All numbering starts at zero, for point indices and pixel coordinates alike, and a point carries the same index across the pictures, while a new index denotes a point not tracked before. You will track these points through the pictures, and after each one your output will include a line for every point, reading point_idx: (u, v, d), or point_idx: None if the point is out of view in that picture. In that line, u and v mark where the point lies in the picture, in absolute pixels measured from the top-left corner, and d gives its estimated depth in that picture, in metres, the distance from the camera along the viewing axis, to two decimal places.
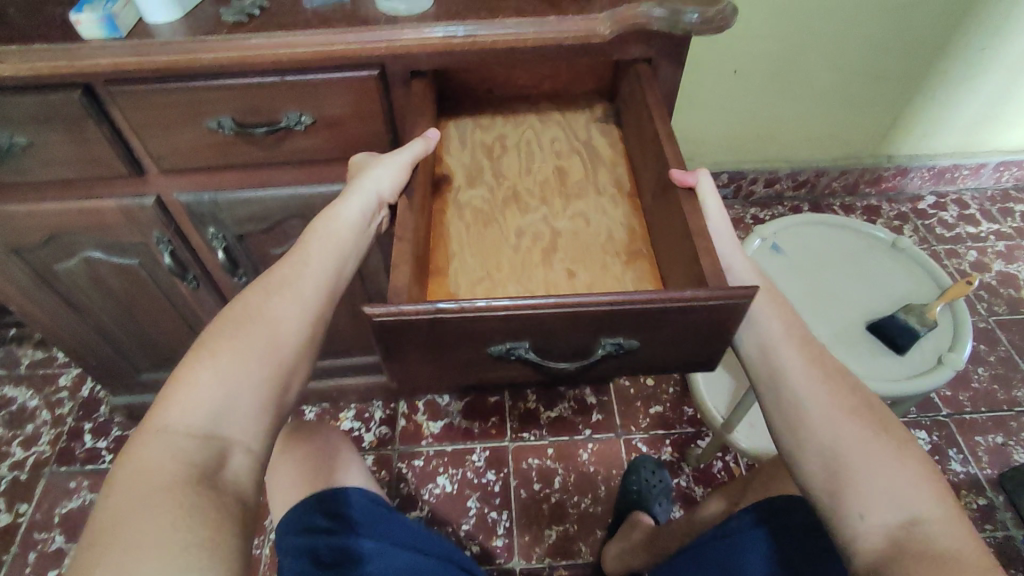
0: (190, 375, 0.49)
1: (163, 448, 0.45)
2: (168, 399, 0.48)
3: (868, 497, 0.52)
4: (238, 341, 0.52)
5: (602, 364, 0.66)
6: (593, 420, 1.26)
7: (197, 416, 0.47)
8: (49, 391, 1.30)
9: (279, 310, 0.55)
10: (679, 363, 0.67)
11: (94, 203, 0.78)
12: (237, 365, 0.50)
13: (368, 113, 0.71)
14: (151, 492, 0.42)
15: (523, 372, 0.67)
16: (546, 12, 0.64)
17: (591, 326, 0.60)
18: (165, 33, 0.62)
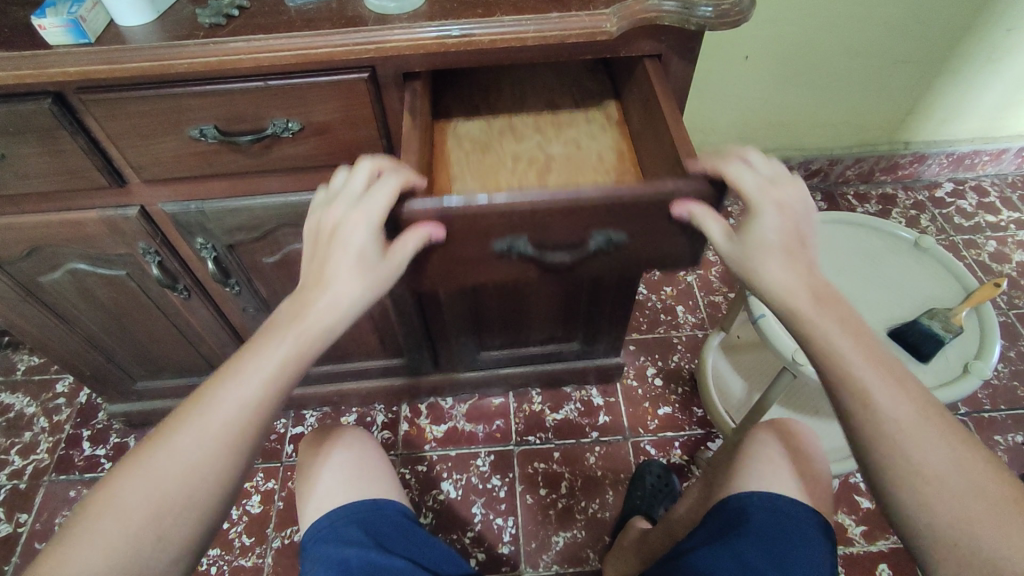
0: (137, 467, 0.43)
1: (100, 548, 0.40)
2: (112, 488, 0.42)
3: (905, 461, 0.44)
4: (194, 436, 0.44)
5: (595, 266, 0.62)
6: (600, 422, 1.23)
7: (140, 524, 0.42)
8: (45, 398, 1.28)
9: (243, 400, 0.45)
10: (676, 265, 0.62)
11: (75, 215, 0.74)
12: (167, 479, 0.43)
13: (358, 117, 0.66)
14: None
15: (520, 275, 0.62)
16: (547, 8, 0.59)
17: (587, 217, 0.55)
18: (138, 38, 0.58)
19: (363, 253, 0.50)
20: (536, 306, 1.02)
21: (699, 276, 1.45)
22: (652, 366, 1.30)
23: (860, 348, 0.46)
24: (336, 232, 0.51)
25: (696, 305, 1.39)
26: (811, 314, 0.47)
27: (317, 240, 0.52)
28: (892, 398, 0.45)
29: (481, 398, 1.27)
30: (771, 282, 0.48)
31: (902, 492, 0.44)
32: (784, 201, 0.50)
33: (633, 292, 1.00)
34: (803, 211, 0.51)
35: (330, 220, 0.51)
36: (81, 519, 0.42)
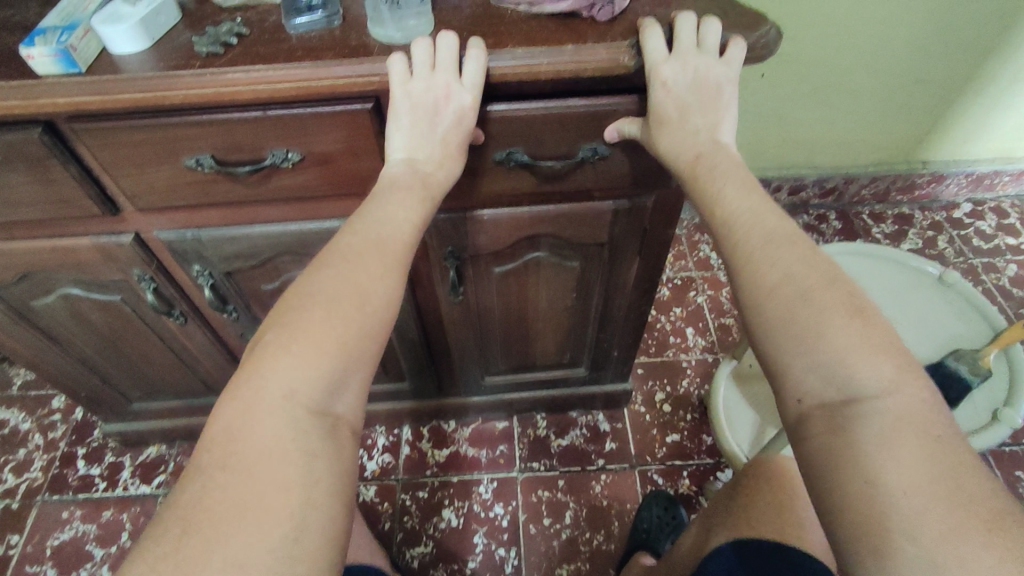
0: (290, 339, 0.45)
1: (277, 418, 0.43)
2: (272, 359, 0.44)
3: (819, 380, 0.41)
4: (337, 308, 0.46)
5: (580, 176, 0.69)
6: (606, 449, 1.19)
7: (311, 393, 0.44)
8: (41, 414, 1.26)
9: (375, 273, 0.49)
10: (650, 180, 0.70)
11: (69, 241, 0.72)
12: (296, 384, 0.44)
13: (360, 148, 0.63)
14: (272, 474, 0.41)
15: (519, 188, 0.70)
16: (562, 38, 0.55)
17: (573, 129, 0.62)
18: (131, 66, 0.55)
19: (458, 126, 0.56)
20: (543, 332, 0.99)
21: (709, 297, 1.41)
22: (660, 391, 1.26)
23: (780, 248, 0.46)
24: (431, 105, 0.54)
25: (706, 327, 1.36)
26: (699, 172, 0.53)
27: (406, 113, 0.55)
28: (813, 314, 0.43)
29: (485, 421, 1.24)
30: (663, 149, 0.55)
31: (794, 399, 0.43)
32: (671, 78, 0.53)
33: (643, 319, 0.97)
34: (700, 78, 0.53)
35: (421, 93, 0.54)
36: (247, 390, 0.44)
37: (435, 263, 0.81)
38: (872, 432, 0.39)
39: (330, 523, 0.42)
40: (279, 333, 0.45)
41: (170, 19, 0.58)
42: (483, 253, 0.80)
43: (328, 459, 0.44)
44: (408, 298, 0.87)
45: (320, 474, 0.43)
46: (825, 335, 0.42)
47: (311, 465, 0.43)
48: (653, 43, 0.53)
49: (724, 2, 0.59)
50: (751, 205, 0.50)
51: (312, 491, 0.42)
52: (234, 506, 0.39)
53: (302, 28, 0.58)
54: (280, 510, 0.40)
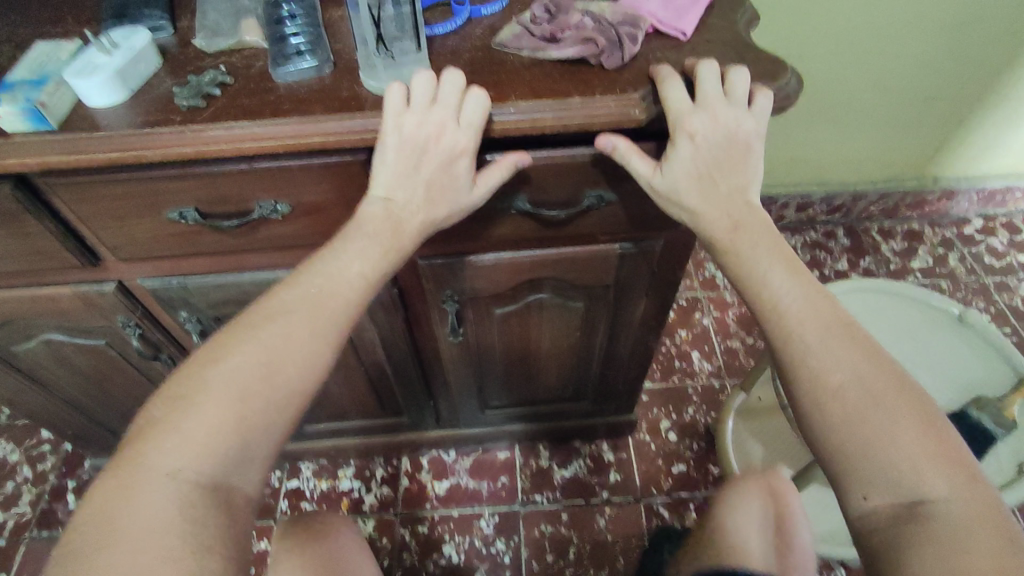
0: (190, 411, 0.43)
1: (165, 496, 0.40)
2: (167, 430, 0.42)
3: (883, 477, 0.40)
4: (253, 378, 0.44)
5: (585, 222, 0.64)
6: (611, 480, 1.16)
7: (203, 464, 0.42)
8: (30, 445, 1.23)
9: (292, 333, 0.47)
10: (656, 223, 0.66)
11: (48, 291, 0.68)
12: (182, 460, 0.41)
13: (353, 198, 0.60)
14: (154, 551, 0.38)
15: (523, 235, 0.65)
16: (568, 89, 0.52)
17: (579, 176, 0.58)
18: (107, 120, 0.51)
19: (448, 169, 0.51)
20: (546, 368, 0.95)
21: (715, 319, 1.38)
22: (666, 419, 1.23)
23: (839, 346, 0.44)
24: (423, 143, 0.50)
25: (712, 351, 1.32)
26: (736, 244, 0.49)
27: (395, 149, 0.50)
28: (870, 408, 0.42)
29: (486, 451, 1.21)
30: (691, 209, 0.51)
31: (858, 496, 0.41)
32: (699, 130, 0.49)
33: (649, 355, 0.94)
34: (729, 134, 0.49)
35: (413, 130, 0.50)
36: (133, 464, 0.41)
37: (433, 306, 0.77)
38: (940, 529, 0.38)
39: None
40: (175, 403, 0.43)
41: (150, 66, 0.54)
42: (484, 296, 0.76)
43: (219, 532, 0.41)
44: (407, 340, 0.84)
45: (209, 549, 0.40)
46: (897, 443, 0.41)
47: (200, 537, 0.40)
48: (674, 94, 0.49)
49: (741, 47, 0.56)
50: (799, 288, 0.47)
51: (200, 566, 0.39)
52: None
53: (292, 78, 0.54)
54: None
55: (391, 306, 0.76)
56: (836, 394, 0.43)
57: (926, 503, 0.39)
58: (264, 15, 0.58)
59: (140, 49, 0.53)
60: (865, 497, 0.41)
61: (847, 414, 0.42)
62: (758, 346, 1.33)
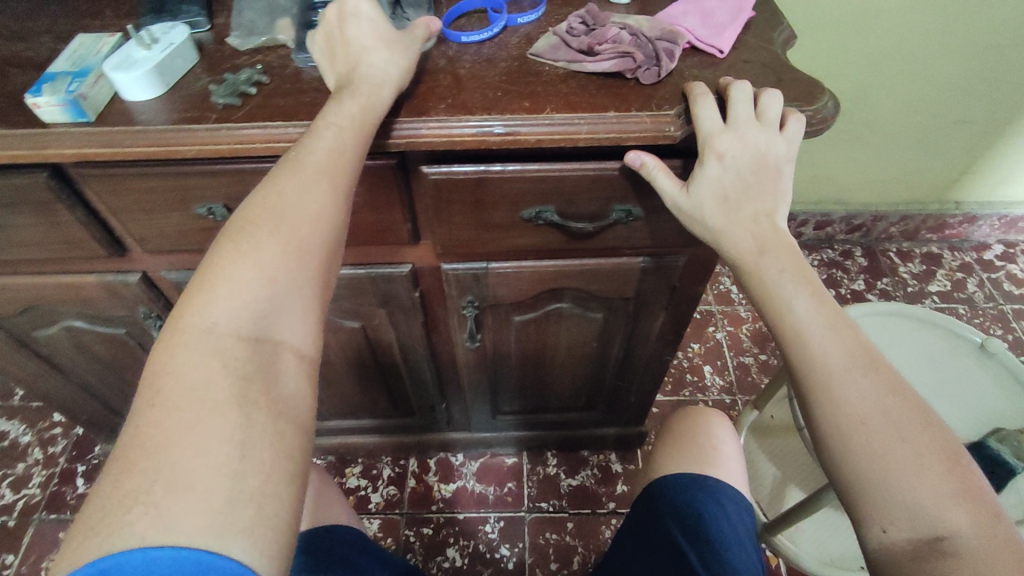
0: (220, 270, 0.39)
1: (206, 350, 0.37)
2: (197, 292, 0.38)
3: (895, 504, 0.39)
4: (272, 228, 0.40)
5: (611, 235, 0.64)
6: (618, 491, 1.16)
7: (241, 317, 0.38)
8: (42, 427, 1.24)
9: (303, 187, 0.42)
10: (682, 240, 0.65)
11: (74, 279, 0.69)
12: (226, 314, 0.38)
13: (382, 202, 0.59)
14: (203, 403, 0.35)
15: (548, 245, 0.65)
16: (604, 104, 0.52)
17: (609, 190, 0.58)
18: (144, 114, 0.52)
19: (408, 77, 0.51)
20: (559, 376, 0.95)
21: (728, 333, 1.37)
22: None
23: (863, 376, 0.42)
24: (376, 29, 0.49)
25: (724, 366, 1.32)
26: (763, 271, 0.47)
27: (347, 28, 0.50)
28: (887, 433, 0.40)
29: (493, 456, 1.21)
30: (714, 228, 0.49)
31: (878, 528, 0.39)
32: (728, 151, 0.49)
33: (663, 369, 0.93)
34: (759, 161, 0.49)
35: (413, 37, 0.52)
36: (170, 327, 0.37)
37: (452, 311, 0.77)
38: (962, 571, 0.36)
39: (279, 454, 0.36)
40: (213, 262, 0.39)
41: (187, 62, 0.55)
42: (503, 302, 0.76)
43: (268, 383, 0.38)
44: (424, 344, 0.84)
45: (260, 400, 0.37)
46: (920, 475, 0.39)
47: (249, 392, 0.36)
48: (705, 113, 0.49)
49: (778, 68, 0.55)
50: (823, 318, 0.44)
51: (250, 421, 0.35)
52: (163, 441, 0.33)
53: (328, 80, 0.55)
54: (215, 440, 0.34)
55: (412, 308, 0.76)
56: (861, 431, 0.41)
57: (943, 537, 0.37)
58: (299, 16, 0.59)
59: (178, 45, 0.54)
60: (882, 530, 0.39)
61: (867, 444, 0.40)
62: (771, 362, 1.32)
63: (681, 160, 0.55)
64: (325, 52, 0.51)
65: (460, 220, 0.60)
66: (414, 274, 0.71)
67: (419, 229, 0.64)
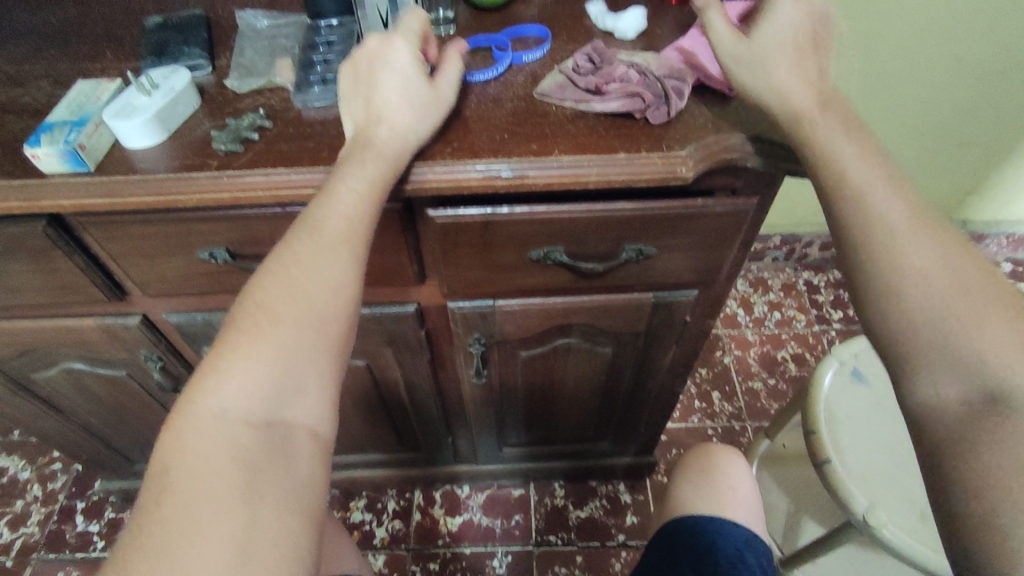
0: (234, 351, 0.40)
1: (216, 437, 0.38)
2: (211, 372, 0.39)
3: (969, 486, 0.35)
4: (284, 307, 0.41)
5: (620, 273, 0.63)
6: (628, 523, 1.13)
7: (252, 402, 0.39)
8: (41, 463, 1.21)
9: (317, 260, 0.43)
10: (694, 276, 0.64)
11: (73, 322, 0.68)
12: (236, 396, 0.39)
13: (388, 245, 0.58)
14: (210, 494, 0.36)
15: (557, 283, 0.63)
16: (614, 145, 0.51)
17: (619, 230, 0.56)
18: (145, 162, 0.51)
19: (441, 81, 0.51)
20: (567, 409, 0.93)
21: (736, 357, 1.35)
22: None
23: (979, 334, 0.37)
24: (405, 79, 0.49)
25: (733, 392, 1.30)
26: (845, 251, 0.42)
27: (376, 74, 0.49)
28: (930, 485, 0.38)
29: (500, 487, 1.18)
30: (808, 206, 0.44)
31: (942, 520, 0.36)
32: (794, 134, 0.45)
33: (673, 400, 0.92)
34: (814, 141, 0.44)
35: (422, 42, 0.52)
36: (185, 408, 0.39)
37: (459, 348, 0.75)
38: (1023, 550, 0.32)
39: (284, 549, 0.36)
40: (228, 340, 0.40)
41: (188, 107, 0.54)
42: (510, 339, 0.74)
43: (277, 472, 0.38)
44: (429, 380, 0.82)
45: (266, 490, 0.37)
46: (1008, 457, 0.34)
47: (256, 484, 0.37)
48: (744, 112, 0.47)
49: None
50: (937, 263, 0.39)
51: (255, 517, 0.36)
52: (167, 536, 0.34)
53: (332, 123, 0.54)
54: (218, 538, 0.35)
55: (417, 346, 0.74)
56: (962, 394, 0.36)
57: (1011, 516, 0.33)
58: (299, 57, 0.59)
59: (179, 90, 0.53)
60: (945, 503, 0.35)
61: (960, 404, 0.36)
62: (780, 387, 1.30)
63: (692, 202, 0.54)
64: (349, 88, 0.50)
65: (467, 260, 0.59)
66: (420, 312, 0.70)
67: (425, 268, 0.63)
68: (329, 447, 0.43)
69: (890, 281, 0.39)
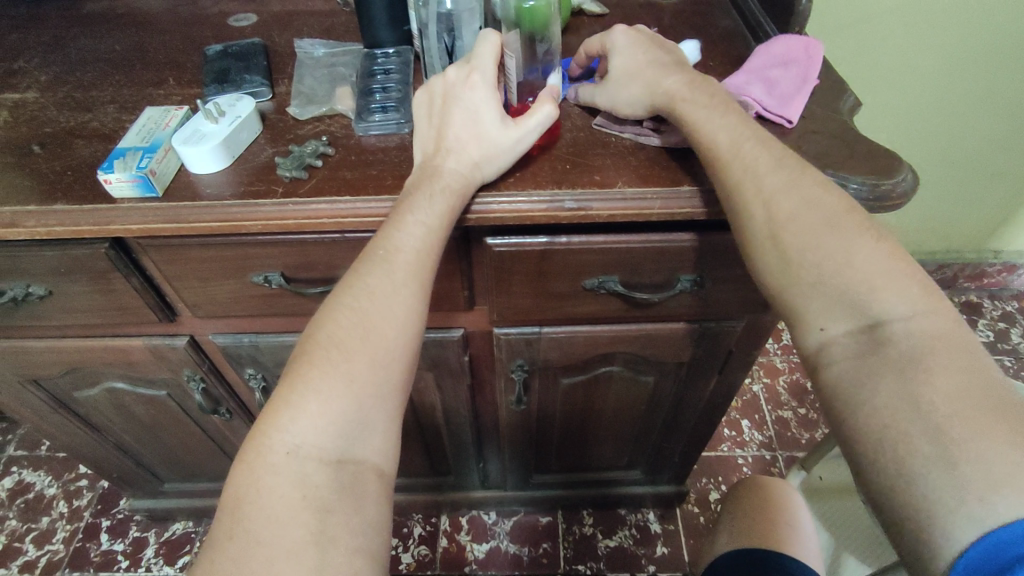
0: (305, 387, 0.41)
1: (287, 475, 0.39)
2: (281, 409, 0.40)
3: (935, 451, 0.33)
4: (354, 345, 0.42)
5: (672, 302, 0.62)
6: (658, 553, 1.11)
7: (323, 440, 0.40)
8: (68, 479, 1.21)
9: (386, 300, 0.44)
10: (746, 307, 0.63)
11: (121, 343, 0.68)
12: (305, 433, 0.40)
13: (443, 272, 0.58)
14: (282, 532, 0.37)
15: (607, 312, 0.63)
16: (677, 178, 0.51)
17: (675, 262, 0.56)
18: (210, 186, 0.51)
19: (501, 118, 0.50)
20: (602, 436, 0.92)
21: (765, 385, 1.33)
22: (715, 490, 1.18)
23: (943, 341, 0.37)
24: (479, 122, 0.50)
25: (763, 420, 1.28)
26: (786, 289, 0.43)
27: (450, 114, 0.51)
28: None
29: (528, 513, 1.17)
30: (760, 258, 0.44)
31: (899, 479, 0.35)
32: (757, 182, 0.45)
33: (710, 431, 0.90)
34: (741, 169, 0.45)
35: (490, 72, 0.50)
36: (255, 444, 0.40)
37: (500, 374, 0.75)
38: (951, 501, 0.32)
39: None
40: (295, 376, 0.41)
41: (251, 133, 0.55)
42: (553, 366, 0.74)
43: (348, 511, 0.39)
44: (467, 405, 0.82)
45: (336, 530, 0.38)
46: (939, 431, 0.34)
47: (327, 525, 0.38)
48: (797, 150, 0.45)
49: (852, 136, 0.54)
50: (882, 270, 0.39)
51: (326, 558, 0.37)
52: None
53: (394, 151, 0.54)
54: None
55: (459, 372, 0.74)
56: (918, 392, 0.35)
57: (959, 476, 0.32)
58: (358, 84, 0.60)
59: (244, 118, 0.54)
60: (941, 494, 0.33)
61: (919, 398, 0.35)
62: (811, 417, 1.28)
63: None
64: (424, 116, 0.52)
65: (521, 289, 0.59)
66: (465, 338, 0.70)
67: (476, 294, 0.63)
68: (393, 485, 0.43)
69: (841, 281, 0.40)
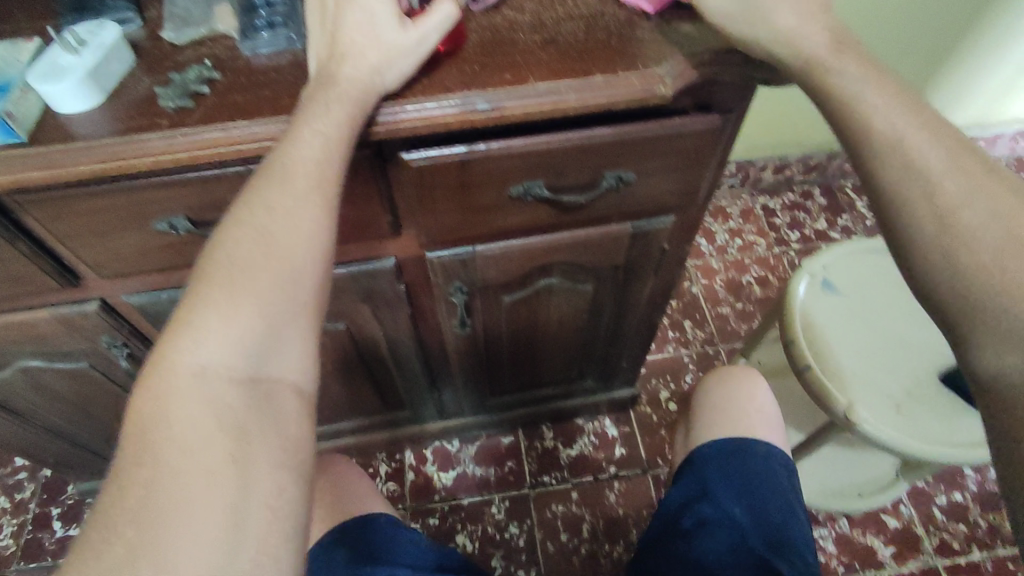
0: (208, 309, 0.39)
1: (196, 395, 0.38)
2: (183, 331, 0.39)
3: None
4: (259, 263, 0.40)
5: (601, 202, 0.62)
6: (616, 455, 1.17)
7: (233, 361, 0.39)
8: (4, 474, 1.15)
9: (287, 215, 0.42)
10: (672, 199, 0.64)
11: (23, 316, 0.62)
12: (210, 355, 0.38)
13: (362, 197, 0.56)
14: (193, 455, 0.36)
15: (538, 221, 0.62)
16: (588, 68, 0.49)
17: (597, 158, 0.56)
18: (83, 126, 0.46)
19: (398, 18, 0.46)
20: (550, 351, 0.94)
21: (703, 286, 1.38)
22: (665, 389, 1.24)
23: None
24: (372, 23, 0.46)
25: (703, 319, 1.33)
26: None
27: (343, 15, 0.47)
28: None
29: (490, 437, 1.20)
30: None
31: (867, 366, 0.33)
32: None
33: (653, 331, 0.93)
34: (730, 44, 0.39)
35: None
36: (158, 368, 0.38)
37: (440, 300, 0.74)
38: None
39: (278, 510, 0.37)
40: (197, 297, 0.39)
41: (123, 64, 0.49)
42: (493, 284, 0.73)
43: (265, 433, 0.38)
44: (412, 336, 0.81)
45: (254, 450, 0.38)
46: None
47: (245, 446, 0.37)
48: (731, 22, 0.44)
49: None
50: None
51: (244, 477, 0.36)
52: (156, 505, 0.34)
53: (288, 69, 0.50)
54: (207, 500, 0.35)
55: (398, 302, 0.73)
56: None
57: None
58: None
59: (111, 46, 0.48)
60: None
61: None
62: (747, 309, 1.34)
63: (669, 120, 0.54)
64: (315, 21, 0.48)
65: (446, 205, 0.57)
66: (399, 266, 0.68)
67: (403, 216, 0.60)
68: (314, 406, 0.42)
69: None
